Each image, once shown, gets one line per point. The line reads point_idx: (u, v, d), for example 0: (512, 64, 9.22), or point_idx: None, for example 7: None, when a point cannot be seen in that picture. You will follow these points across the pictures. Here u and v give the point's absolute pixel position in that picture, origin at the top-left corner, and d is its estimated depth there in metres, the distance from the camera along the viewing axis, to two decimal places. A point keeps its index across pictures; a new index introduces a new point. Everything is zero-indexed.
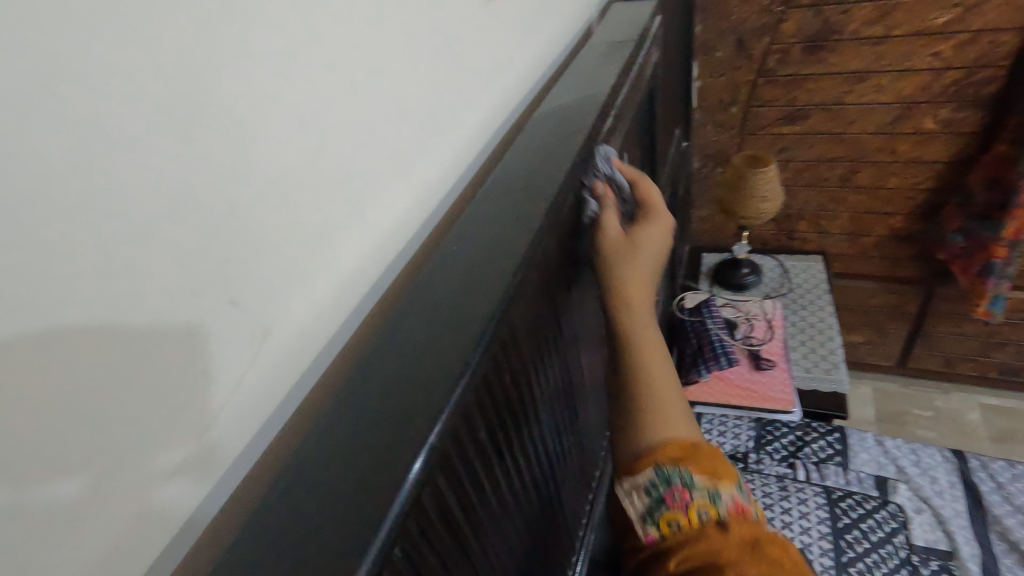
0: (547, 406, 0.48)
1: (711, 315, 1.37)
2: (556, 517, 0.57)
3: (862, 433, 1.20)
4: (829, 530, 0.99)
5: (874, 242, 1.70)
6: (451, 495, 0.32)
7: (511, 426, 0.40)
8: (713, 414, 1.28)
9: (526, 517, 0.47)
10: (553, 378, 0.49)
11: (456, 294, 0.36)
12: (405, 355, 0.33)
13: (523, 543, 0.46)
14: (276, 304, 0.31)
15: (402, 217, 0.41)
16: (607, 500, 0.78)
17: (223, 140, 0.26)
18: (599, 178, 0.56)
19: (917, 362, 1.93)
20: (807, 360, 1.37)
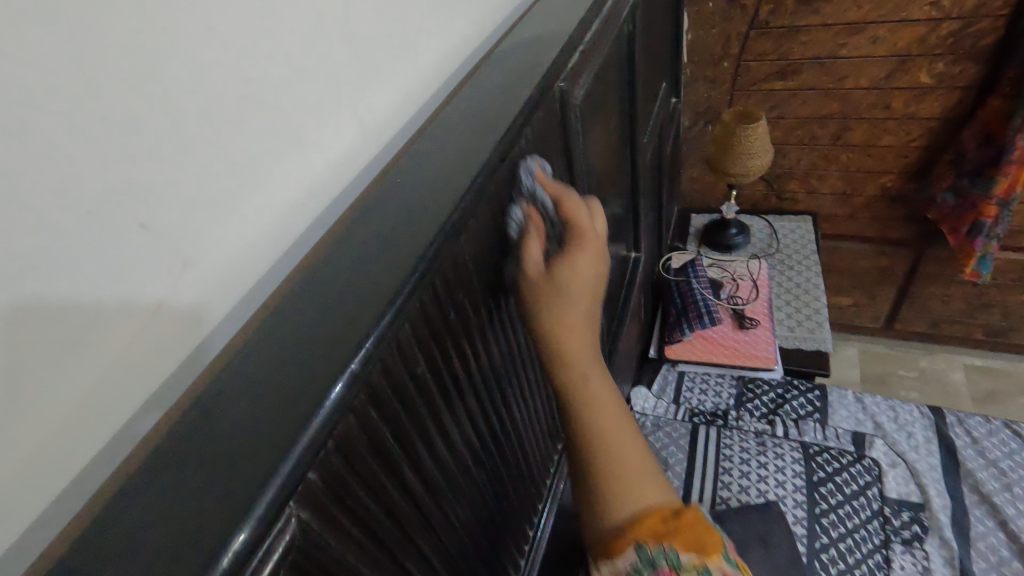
0: (502, 352, 0.48)
1: (696, 275, 1.36)
2: (518, 464, 0.57)
3: (842, 391, 1.21)
4: (804, 484, 1.00)
5: (864, 202, 1.67)
6: (384, 430, 0.31)
7: (458, 368, 0.39)
8: (695, 372, 1.29)
9: (481, 460, 0.46)
10: (508, 323, 0.48)
11: (393, 228, 0.35)
12: (335, 288, 0.32)
13: (478, 487, 0.46)
14: (201, 234, 0.27)
15: (356, 148, 0.39)
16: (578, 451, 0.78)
17: (120, 31, 0.23)
18: (563, 119, 0.53)
19: (904, 324, 1.94)
20: (790, 320, 1.37)
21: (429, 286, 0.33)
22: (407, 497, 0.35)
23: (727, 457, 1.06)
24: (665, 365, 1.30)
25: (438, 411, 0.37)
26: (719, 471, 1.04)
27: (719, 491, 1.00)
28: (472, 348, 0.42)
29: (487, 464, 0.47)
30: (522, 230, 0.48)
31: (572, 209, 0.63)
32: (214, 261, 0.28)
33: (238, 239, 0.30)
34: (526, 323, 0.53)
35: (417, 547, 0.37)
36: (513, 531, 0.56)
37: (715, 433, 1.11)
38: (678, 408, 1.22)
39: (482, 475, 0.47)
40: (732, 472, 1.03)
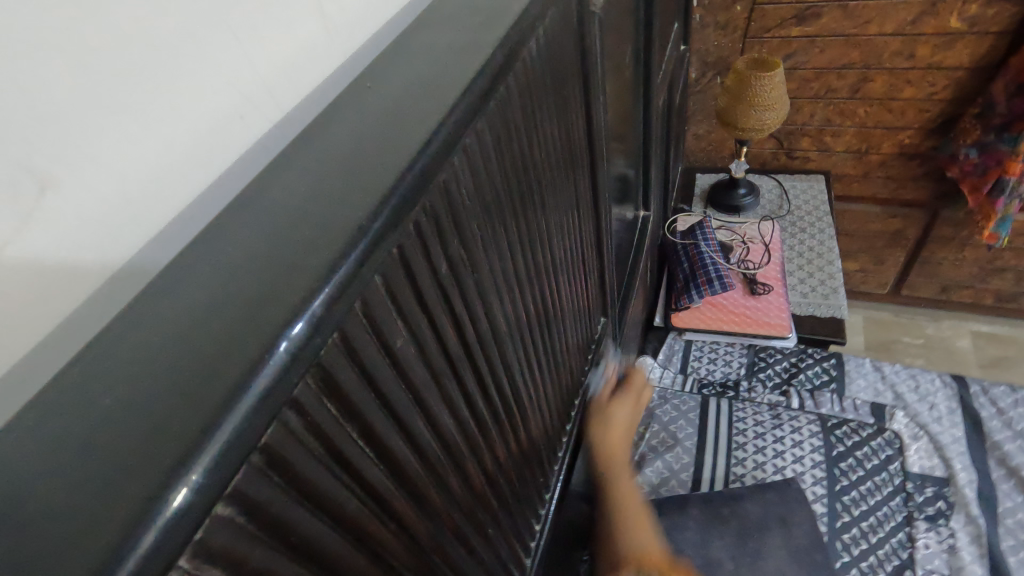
0: (510, 319, 0.38)
1: (705, 238, 1.27)
2: (522, 450, 0.48)
3: (859, 359, 1.14)
4: (823, 459, 0.94)
5: (880, 160, 1.58)
6: (350, 424, 0.22)
7: (453, 337, 0.30)
8: (703, 341, 1.21)
9: (480, 450, 0.38)
10: (517, 283, 0.39)
11: (366, 145, 0.25)
12: (274, 224, 0.22)
13: (478, 484, 0.38)
14: (63, 146, 0.16)
15: (334, 35, 0.27)
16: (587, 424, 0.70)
17: None
18: (580, 29, 0.43)
19: (911, 290, 1.87)
20: (804, 285, 1.29)
21: (414, 224, 0.24)
22: (383, 509, 0.26)
23: (741, 431, 0.99)
24: (671, 333, 1.23)
25: (426, 394, 0.28)
26: (732, 445, 0.97)
27: (733, 468, 0.94)
28: (472, 313, 0.32)
29: (487, 454, 0.39)
30: (534, 167, 0.38)
31: (588, 152, 0.53)
32: (103, 173, 0.17)
33: (150, 146, 0.19)
34: (536, 285, 0.43)
35: (398, 569, 0.28)
36: (515, 526, 0.48)
37: (726, 405, 1.04)
38: (685, 379, 1.15)
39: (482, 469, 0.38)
40: (746, 447, 0.97)
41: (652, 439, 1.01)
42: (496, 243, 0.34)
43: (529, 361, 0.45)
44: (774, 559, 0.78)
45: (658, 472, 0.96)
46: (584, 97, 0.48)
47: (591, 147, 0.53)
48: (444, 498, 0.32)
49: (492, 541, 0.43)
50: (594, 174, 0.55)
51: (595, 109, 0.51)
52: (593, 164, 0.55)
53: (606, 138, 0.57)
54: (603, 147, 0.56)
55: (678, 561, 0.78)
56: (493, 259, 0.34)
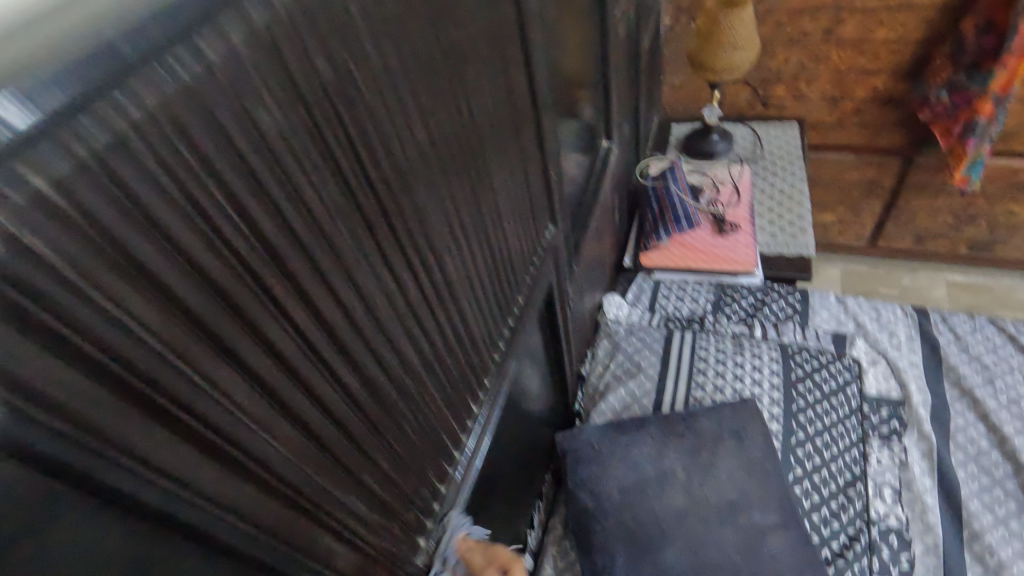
0: (426, 174, 0.39)
1: (675, 179, 1.28)
2: (452, 328, 0.49)
3: (823, 293, 1.15)
4: (781, 382, 0.96)
5: (854, 106, 1.58)
6: (207, 182, 0.22)
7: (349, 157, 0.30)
8: (671, 280, 1.22)
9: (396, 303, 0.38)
10: (431, 140, 0.39)
11: None
12: None
13: (391, 336, 0.39)
14: None
15: None
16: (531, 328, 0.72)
17: None
18: None
19: (887, 240, 1.89)
20: (772, 225, 1.29)
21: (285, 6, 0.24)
22: (266, 299, 0.26)
23: (703, 358, 1.01)
24: (641, 273, 1.24)
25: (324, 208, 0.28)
26: (693, 371, 0.99)
27: (693, 391, 0.96)
28: (374, 145, 0.33)
29: (408, 309, 0.40)
30: (445, 27, 0.38)
31: (522, 47, 0.53)
32: None
33: None
34: (457, 159, 0.44)
35: (290, 371, 0.29)
36: (445, 402, 0.50)
37: (690, 336, 1.05)
38: (653, 315, 1.16)
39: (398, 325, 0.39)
40: (707, 372, 0.99)
41: (616, 368, 1.03)
42: (401, 81, 0.34)
43: (455, 233, 0.46)
44: (726, 470, 0.80)
45: (621, 399, 0.98)
46: None
47: (524, 42, 0.53)
48: (351, 327, 0.33)
49: (416, 404, 0.44)
50: (529, 68, 0.55)
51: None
52: (529, 61, 0.54)
53: (543, 34, 0.57)
54: (537, 43, 0.56)
55: (634, 473, 0.81)
56: (400, 95, 0.34)
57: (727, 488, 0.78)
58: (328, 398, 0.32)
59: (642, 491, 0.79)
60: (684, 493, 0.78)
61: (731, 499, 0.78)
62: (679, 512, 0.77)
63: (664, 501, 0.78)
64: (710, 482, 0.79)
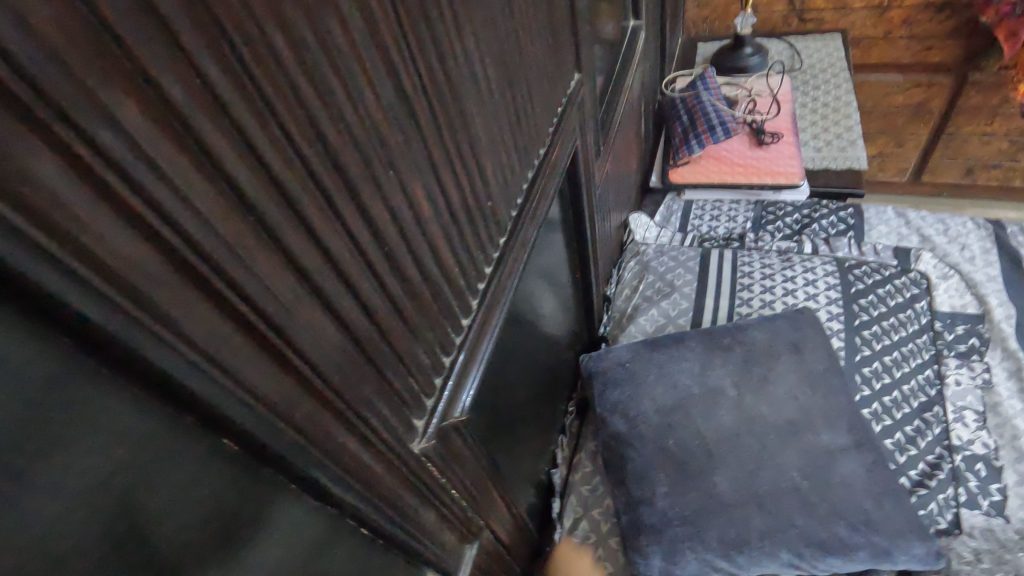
0: None
1: (706, 88, 1.14)
2: (469, 152, 0.37)
3: (880, 207, 1.01)
4: (840, 296, 0.83)
5: (903, 16, 1.42)
6: None
7: None
8: (704, 199, 1.09)
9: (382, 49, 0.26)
10: None
11: None
12: None
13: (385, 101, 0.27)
14: None
15: None
16: (561, 194, 0.56)
17: None
18: None
19: (933, 175, 1.73)
20: (818, 139, 1.14)
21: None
22: None
23: (747, 274, 0.88)
24: (670, 194, 1.11)
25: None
26: (737, 288, 0.87)
27: (737, 308, 0.84)
28: None
29: (398, 71, 0.27)
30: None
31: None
32: None
33: None
34: None
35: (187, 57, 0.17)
36: (455, 254, 0.37)
37: (730, 253, 0.92)
38: (684, 236, 1.03)
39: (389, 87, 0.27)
40: (752, 288, 0.86)
41: (646, 289, 0.90)
42: None
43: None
44: (785, 385, 0.69)
45: (652, 319, 0.85)
46: None
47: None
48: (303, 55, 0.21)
49: (424, 232, 0.32)
50: None
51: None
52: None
53: None
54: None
55: (676, 391, 0.70)
56: None
57: (787, 405, 0.67)
58: (274, 160, 0.20)
59: (685, 410, 0.68)
60: (734, 409, 0.67)
61: (791, 416, 0.66)
62: (730, 431, 0.66)
63: (712, 420, 0.67)
64: (767, 398, 0.68)
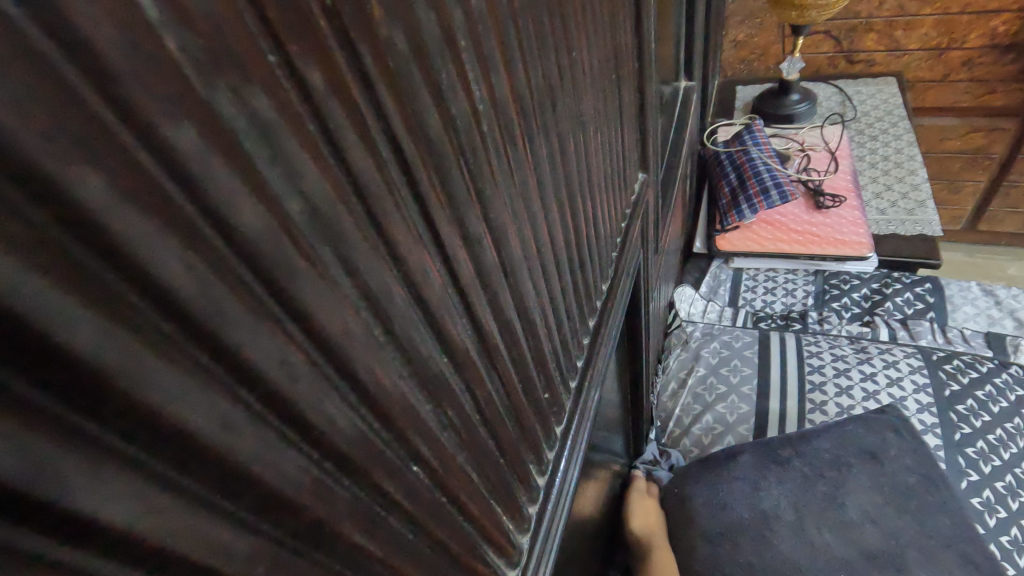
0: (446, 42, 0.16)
1: (756, 142, 1.02)
2: (526, 327, 0.25)
3: (963, 285, 0.89)
4: (933, 401, 0.70)
5: (963, 58, 1.30)
6: None
7: None
8: (757, 269, 0.97)
9: (402, 254, 0.15)
10: None
11: None
12: None
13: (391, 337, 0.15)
14: None
15: None
16: (624, 318, 0.45)
17: None
18: None
19: (991, 223, 1.59)
20: (882, 199, 1.02)
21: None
22: None
23: (816, 369, 0.76)
24: (717, 261, 1.00)
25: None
26: (806, 387, 0.74)
27: (809, 415, 0.72)
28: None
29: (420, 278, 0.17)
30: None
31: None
32: None
33: None
34: None
35: None
36: (512, 466, 0.26)
37: (794, 340, 0.80)
38: (736, 313, 0.91)
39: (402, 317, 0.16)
40: (825, 388, 0.74)
41: (695, 386, 0.78)
42: None
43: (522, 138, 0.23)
44: (857, 506, 0.58)
45: (707, 427, 0.74)
46: None
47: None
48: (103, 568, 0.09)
49: (464, 475, 0.21)
50: None
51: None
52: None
53: None
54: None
55: (724, 516, 0.59)
56: None
57: (862, 532, 0.56)
58: None
59: (738, 541, 0.57)
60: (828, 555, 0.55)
61: (869, 547, 0.54)
62: (800, 573, 0.54)
63: (770, 556, 0.55)
64: (832, 524, 0.56)
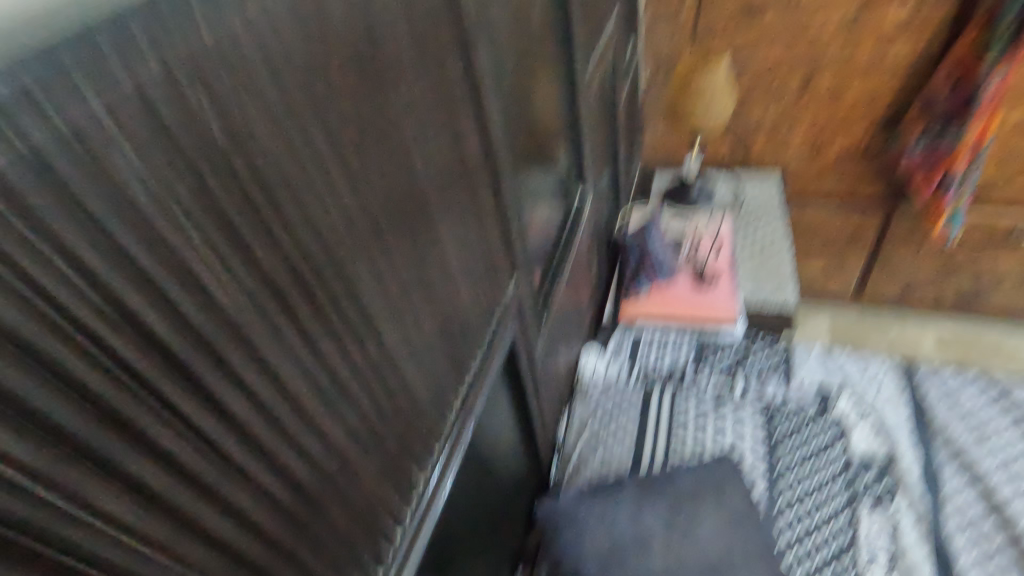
0: (346, 261, 0.37)
1: (653, 229, 1.26)
2: (397, 384, 0.46)
3: (807, 345, 1.11)
4: (762, 441, 0.93)
5: (832, 158, 1.60)
6: (68, 265, 0.21)
7: (250, 249, 0.29)
8: (651, 331, 1.18)
9: (320, 359, 0.36)
10: (360, 217, 0.38)
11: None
12: None
13: (311, 385, 0.36)
14: None
15: None
16: (498, 378, 0.66)
17: None
18: None
19: (873, 290, 1.87)
20: (755, 276, 1.27)
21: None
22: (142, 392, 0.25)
23: (681, 415, 0.97)
24: (620, 325, 1.21)
25: (207, 228, 0.27)
26: (672, 430, 0.95)
27: (671, 452, 0.92)
28: (288, 254, 0.32)
29: (336, 368, 0.38)
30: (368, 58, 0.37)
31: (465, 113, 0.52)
32: None
33: None
34: (392, 209, 0.42)
35: (142, 491, 0.26)
36: (391, 467, 0.46)
37: (668, 392, 1.01)
38: (631, 369, 1.13)
39: (314, 381, 0.36)
40: (685, 430, 0.95)
41: (591, 428, 0.97)
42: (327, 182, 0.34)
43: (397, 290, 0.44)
44: (708, 528, 0.77)
45: (597, 463, 0.93)
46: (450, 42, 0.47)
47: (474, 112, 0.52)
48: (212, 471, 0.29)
49: (354, 466, 0.41)
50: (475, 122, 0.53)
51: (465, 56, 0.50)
52: (474, 128, 0.54)
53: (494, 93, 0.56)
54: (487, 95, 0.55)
55: (610, 534, 0.76)
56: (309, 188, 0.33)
57: (707, 549, 0.75)
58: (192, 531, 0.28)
59: (621, 556, 0.74)
60: (665, 554, 0.74)
61: (713, 560, 0.74)
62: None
63: (641, 565, 0.74)
64: (691, 543, 0.75)
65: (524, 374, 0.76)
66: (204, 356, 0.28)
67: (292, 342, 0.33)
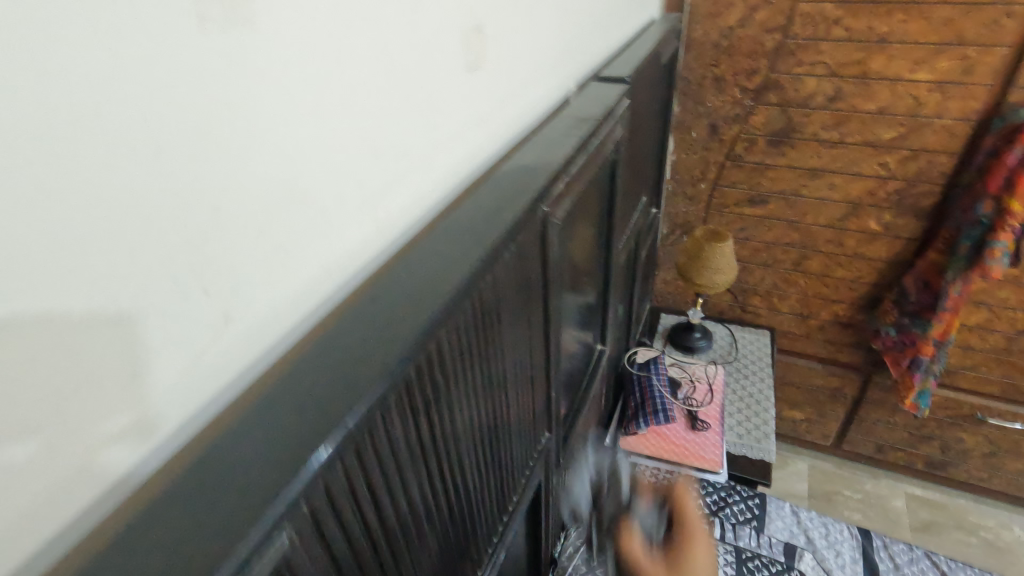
0: (462, 448, 0.56)
1: (657, 372, 1.46)
2: (467, 521, 0.63)
3: (779, 502, 1.27)
4: None
5: (818, 324, 1.82)
6: (366, 482, 0.40)
7: (425, 452, 0.48)
8: (646, 466, 1.34)
9: (438, 514, 0.53)
10: (473, 418, 0.57)
11: (391, 299, 0.43)
12: (326, 339, 0.39)
13: (430, 529, 0.53)
14: (244, 291, 0.33)
15: (384, 228, 0.48)
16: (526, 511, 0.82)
17: (234, 142, 0.31)
18: (542, 235, 0.64)
19: (850, 444, 2.03)
20: (741, 427, 1.44)
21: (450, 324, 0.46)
22: (371, 549, 0.43)
23: None
24: (619, 455, 1.37)
25: (414, 448, 0.45)
26: None
27: None
28: (439, 450, 0.51)
29: (443, 517, 0.55)
30: (505, 309, 0.58)
31: (546, 313, 0.71)
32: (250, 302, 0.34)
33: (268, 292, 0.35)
34: (491, 401, 0.60)
35: None
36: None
37: None
38: None
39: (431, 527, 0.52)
40: None
41: None
42: (465, 401, 0.54)
43: (482, 458, 0.62)
44: None
45: None
46: (542, 280, 0.67)
47: (550, 318, 0.72)
48: None
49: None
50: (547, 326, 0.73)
51: (554, 281, 0.72)
52: (551, 325, 0.74)
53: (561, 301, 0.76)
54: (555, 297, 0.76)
55: None
56: (457, 407, 0.52)
57: None
58: None
59: None
60: None
61: None
62: None
63: None
64: None
65: (542, 503, 0.92)
66: (395, 525, 0.45)
67: (428, 507, 0.51)
